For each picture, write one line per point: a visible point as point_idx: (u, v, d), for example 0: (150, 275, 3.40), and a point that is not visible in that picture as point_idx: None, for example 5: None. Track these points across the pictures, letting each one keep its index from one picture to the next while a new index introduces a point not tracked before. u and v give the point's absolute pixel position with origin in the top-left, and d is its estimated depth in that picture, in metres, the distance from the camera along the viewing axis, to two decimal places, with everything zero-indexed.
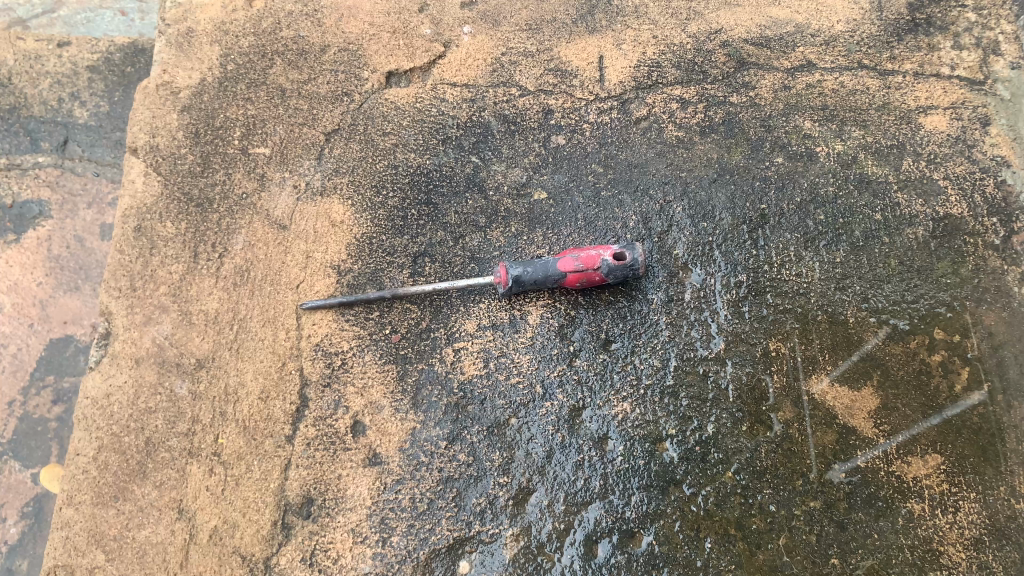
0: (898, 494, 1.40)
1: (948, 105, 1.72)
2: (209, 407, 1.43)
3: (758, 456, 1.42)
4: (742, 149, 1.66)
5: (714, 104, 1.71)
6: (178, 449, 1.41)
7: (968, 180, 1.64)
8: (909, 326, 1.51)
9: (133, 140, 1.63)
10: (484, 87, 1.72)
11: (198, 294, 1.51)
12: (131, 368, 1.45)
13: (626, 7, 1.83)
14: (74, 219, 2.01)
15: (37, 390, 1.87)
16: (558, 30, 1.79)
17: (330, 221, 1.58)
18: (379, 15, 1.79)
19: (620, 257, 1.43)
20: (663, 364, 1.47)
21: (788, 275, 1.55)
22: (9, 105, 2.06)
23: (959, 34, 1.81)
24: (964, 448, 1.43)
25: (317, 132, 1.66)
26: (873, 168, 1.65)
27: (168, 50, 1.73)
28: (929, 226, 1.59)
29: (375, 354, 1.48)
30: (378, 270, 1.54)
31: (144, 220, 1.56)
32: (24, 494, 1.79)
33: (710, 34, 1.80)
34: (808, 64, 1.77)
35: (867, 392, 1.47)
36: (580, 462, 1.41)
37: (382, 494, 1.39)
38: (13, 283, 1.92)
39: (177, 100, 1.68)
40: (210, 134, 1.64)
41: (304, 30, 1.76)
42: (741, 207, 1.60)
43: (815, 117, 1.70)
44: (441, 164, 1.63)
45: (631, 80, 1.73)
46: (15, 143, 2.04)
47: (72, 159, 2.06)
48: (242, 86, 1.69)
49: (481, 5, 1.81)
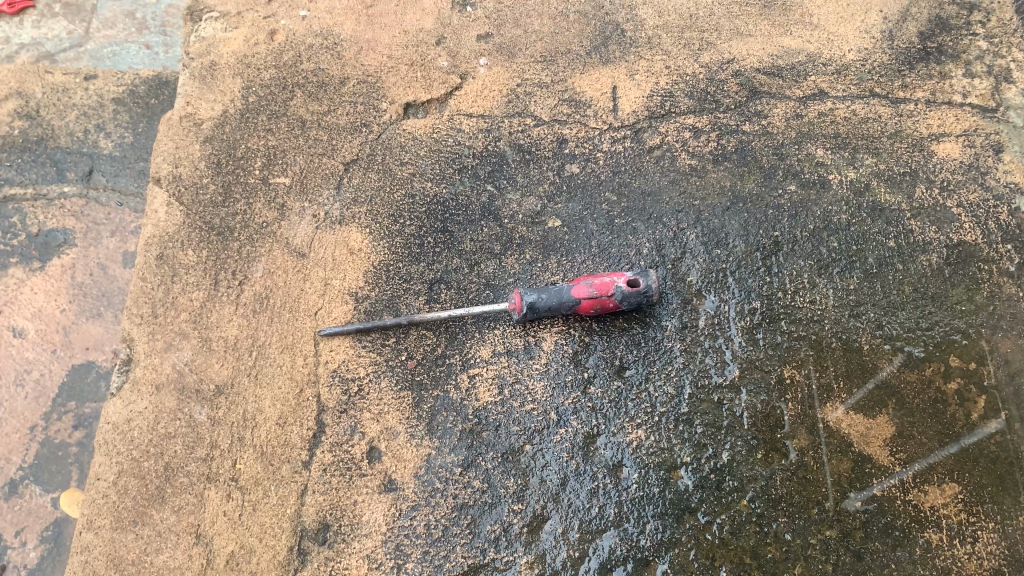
0: (915, 523, 1.39)
1: (961, 132, 1.73)
2: (228, 432, 1.45)
3: (773, 484, 1.42)
4: (755, 178, 1.67)
5: (727, 133, 1.73)
6: (196, 474, 1.42)
7: (982, 208, 1.64)
8: (925, 354, 1.51)
9: (156, 170, 1.67)
10: (499, 117, 1.75)
11: (218, 321, 1.53)
12: (152, 394, 1.48)
13: (640, 37, 1.86)
14: (97, 247, 2.05)
15: (58, 415, 1.90)
16: (572, 61, 1.82)
17: (348, 249, 1.60)
18: (397, 48, 1.83)
19: (634, 283, 1.44)
20: (677, 391, 1.48)
21: (802, 302, 1.55)
22: (37, 136, 2.12)
23: (970, 62, 1.82)
24: (982, 477, 1.42)
25: (335, 161, 1.69)
26: (887, 195, 1.66)
27: (192, 82, 1.77)
28: (944, 253, 1.60)
29: (391, 380, 1.49)
30: (395, 297, 1.56)
31: (167, 249, 1.59)
32: (44, 518, 1.81)
33: (722, 64, 1.82)
34: (820, 93, 1.78)
35: (883, 419, 1.46)
36: (595, 490, 1.41)
37: (397, 520, 1.40)
38: (37, 310, 1.96)
39: (199, 131, 1.72)
40: (231, 164, 1.68)
41: (323, 62, 1.80)
42: (754, 234, 1.61)
43: (827, 145, 1.71)
44: (457, 193, 1.66)
45: (644, 110, 1.76)
46: (42, 173, 2.10)
47: (96, 189, 2.10)
48: (263, 117, 1.73)
49: (497, 37, 1.85)
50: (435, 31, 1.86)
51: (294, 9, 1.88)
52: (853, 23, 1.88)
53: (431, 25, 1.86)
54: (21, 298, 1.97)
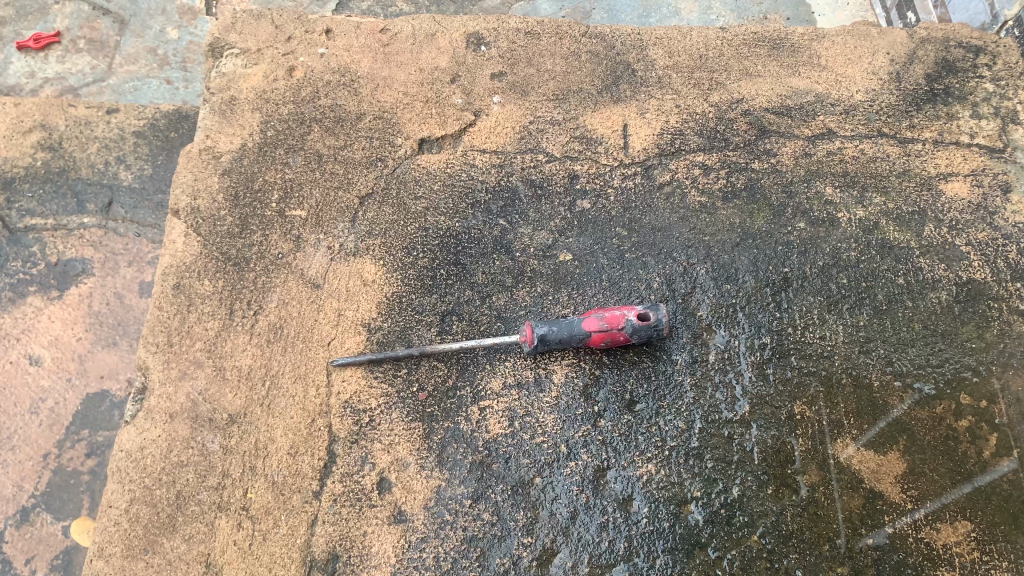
0: (927, 561, 1.38)
1: (968, 172, 1.75)
2: (240, 461, 1.45)
3: (784, 520, 1.42)
4: (765, 215, 1.69)
5: (736, 170, 1.75)
6: (207, 503, 1.43)
7: (990, 246, 1.66)
8: (935, 391, 1.51)
9: (176, 202, 1.70)
10: (512, 153, 1.78)
11: (232, 350, 1.55)
12: (165, 422, 1.49)
13: (650, 77, 1.89)
14: (115, 277, 2.07)
15: (71, 443, 1.90)
16: (584, 99, 1.86)
17: (363, 280, 1.62)
18: (413, 85, 1.87)
19: (645, 316, 1.45)
20: (688, 426, 1.48)
21: (812, 338, 1.56)
22: (59, 167, 2.16)
23: (977, 103, 1.85)
24: (995, 515, 1.41)
25: (351, 195, 1.71)
26: (896, 233, 1.67)
27: (211, 116, 1.81)
28: (953, 290, 1.61)
29: (402, 412, 1.50)
30: (407, 328, 1.58)
31: (183, 279, 1.62)
32: (54, 546, 1.81)
33: (732, 103, 1.85)
34: (828, 132, 1.81)
35: (893, 456, 1.46)
36: (605, 524, 1.42)
37: (406, 552, 1.40)
38: (54, 338, 1.97)
39: (218, 164, 1.75)
40: (249, 197, 1.71)
41: (341, 98, 1.84)
42: (764, 270, 1.62)
43: (836, 183, 1.73)
44: (469, 227, 1.68)
45: (655, 147, 1.78)
46: (62, 204, 2.13)
47: (115, 221, 2.14)
48: (280, 151, 1.77)
49: (510, 76, 1.89)
50: (451, 69, 1.90)
51: (312, 46, 1.92)
52: (860, 65, 1.91)
53: (446, 64, 1.91)
54: (36, 326, 1.98)
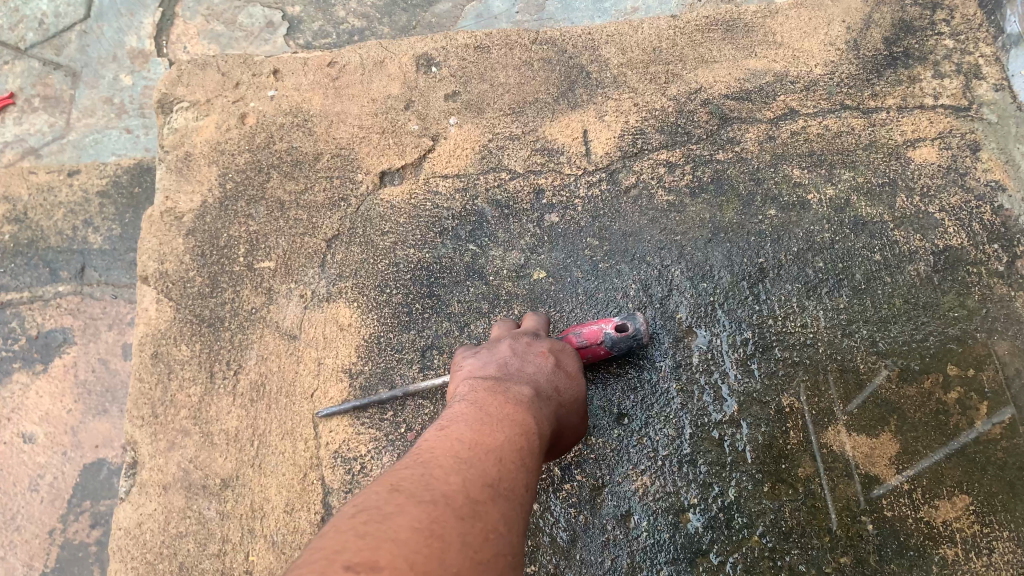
0: (929, 541, 1.38)
1: (936, 135, 1.72)
2: (237, 525, 1.46)
3: (783, 516, 1.41)
4: (734, 206, 1.67)
5: (701, 164, 1.72)
6: (211, 571, 1.43)
7: (965, 210, 1.63)
8: (921, 366, 1.50)
9: (144, 268, 1.71)
10: (474, 174, 1.75)
11: (217, 414, 1.55)
12: (159, 495, 1.50)
13: (605, 78, 1.86)
14: (97, 342, 2.06)
15: (75, 516, 1.89)
16: (541, 109, 1.82)
17: (338, 324, 1.61)
18: (366, 116, 1.84)
19: (624, 327, 1.44)
20: (678, 432, 1.49)
21: (793, 327, 1.55)
22: (27, 239, 2.15)
23: (938, 62, 1.81)
24: (992, 485, 1.40)
25: (316, 239, 1.70)
26: (868, 209, 1.65)
27: (169, 176, 1.80)
28: (930, 261, 1.59)
29: (393, 455, 1.49)
30: (388, 368, 1.56)
31: (160, 346, 1.62)
32: None
33: (690, 95, 1.81)
34: (791, 112, 1.77)
35: (886, 438, 1.45)
36: (606, 542, 1.43)
37: None
38: (45, 413, 1.97)
39: (181, 225, 1.74)
40: (216, 254, 1.70)
41: (297, 140, 1.81)
42: (739, 264, 1.61)
43: (803, 165, 1.71)
44: (439, 256, 1.66)
45: (616, 150, 1.75)
46: (36, 275, 2.12)
47: (90, 285, 2.12)
48: (242, 203, 1.75)
49: (464, 95, 1.85)
50: (403, 96, 1.86)
51: (261, 90, 1.90)
52: (817, 37, 1.88)
53: (398, 90, 1.87)
54: (26, 404, 1.98)
